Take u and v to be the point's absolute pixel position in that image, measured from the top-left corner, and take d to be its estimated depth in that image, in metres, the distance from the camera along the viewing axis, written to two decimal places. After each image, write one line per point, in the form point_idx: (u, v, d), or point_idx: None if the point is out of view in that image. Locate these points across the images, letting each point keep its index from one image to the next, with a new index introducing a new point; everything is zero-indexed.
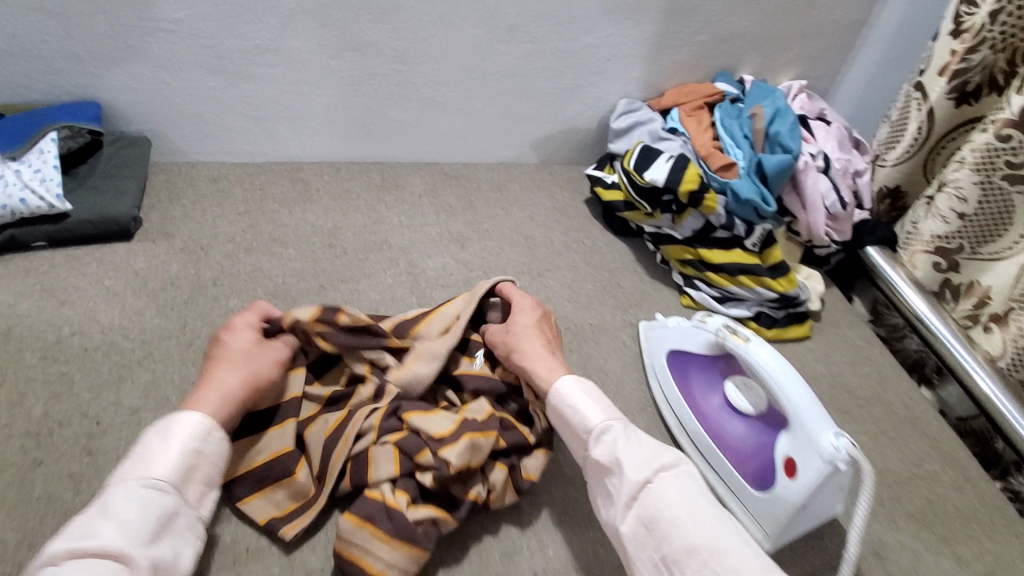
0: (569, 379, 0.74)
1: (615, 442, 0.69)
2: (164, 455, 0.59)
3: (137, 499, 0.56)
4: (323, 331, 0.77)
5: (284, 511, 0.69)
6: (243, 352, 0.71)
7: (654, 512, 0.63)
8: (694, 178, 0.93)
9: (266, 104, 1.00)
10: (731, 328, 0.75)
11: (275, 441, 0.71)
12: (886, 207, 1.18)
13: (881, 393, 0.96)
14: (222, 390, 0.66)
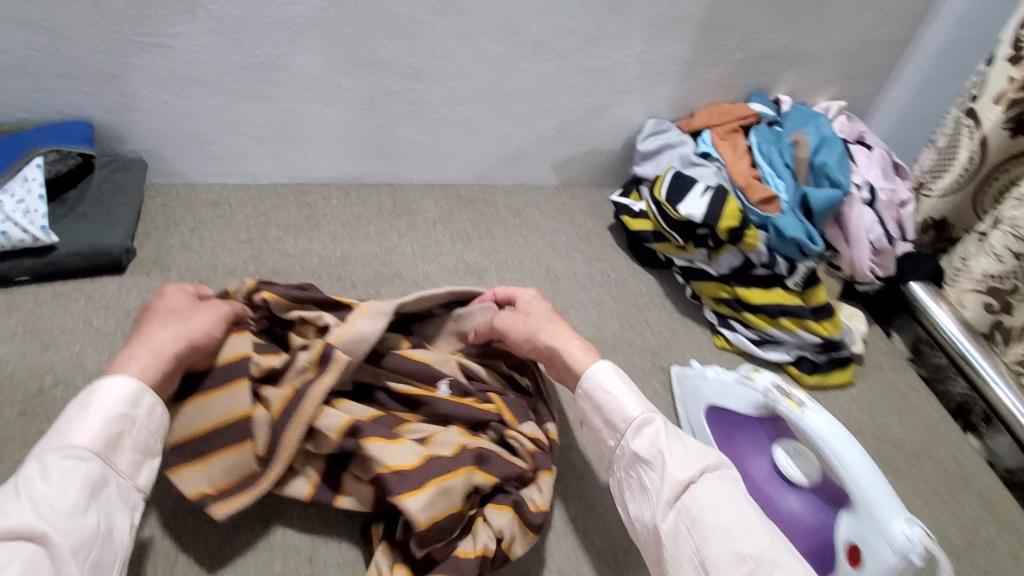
0: (607, 365, 0.69)
1: (658, 433, 0.64)
2: (82, 423, 0.54)
3: (56, 472, 0.51)
4: (264, 285, 0.73)
5: (219, 486, 0.63)
6: (176, 309, 0.65)
7: (697, 513, 0.59)
8: (735, 214, 0.86)
9: (272, 123, 0.93)
10: (782, 389, 0.69)
11: (226, 403, 0.64)
12: (931, 238, 1.10)
13: (928, 446, 0.90)
14: (161, 350, 0.60)
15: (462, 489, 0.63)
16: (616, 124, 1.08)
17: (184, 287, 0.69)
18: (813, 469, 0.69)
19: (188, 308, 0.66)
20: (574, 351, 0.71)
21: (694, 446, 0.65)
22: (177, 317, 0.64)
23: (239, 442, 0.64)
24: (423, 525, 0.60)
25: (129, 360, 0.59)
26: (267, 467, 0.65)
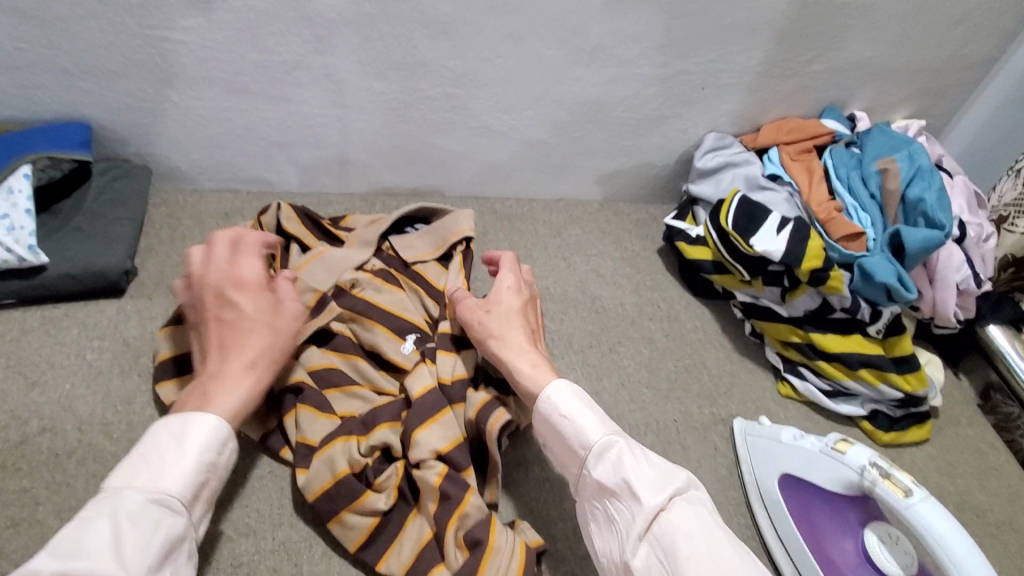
0: (565, 386, 0.62)
1: (620, 459, 0.56)
2: (174, 466, 0.51)
3: (142, 518, 0.47)
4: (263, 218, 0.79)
5: None
6: (263, 317, 0.63)
7: (669, 547, 0.50)
8: (819, 254, 0.76)
9: (291, 127, 0.84)
10: (883, 469, 0.60)
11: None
12: (1010, 276, 0.98)
13: (1014, 520, 0.79)
14: (260, 371, 0.60)
15: (343, 457, 0.63)
16: (674, 137, 0.97)
17: (259, 281, 0.66)
18: (910, 560, 0.61)
19: (274, 311, 0.65)
20: (526, 371, 0.65)
21: (662, 465, 0.57)
22: (269, 329, 0.63)
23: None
24: (313, 498, 0.62)
25: (230, 379, 0.58)
26: None
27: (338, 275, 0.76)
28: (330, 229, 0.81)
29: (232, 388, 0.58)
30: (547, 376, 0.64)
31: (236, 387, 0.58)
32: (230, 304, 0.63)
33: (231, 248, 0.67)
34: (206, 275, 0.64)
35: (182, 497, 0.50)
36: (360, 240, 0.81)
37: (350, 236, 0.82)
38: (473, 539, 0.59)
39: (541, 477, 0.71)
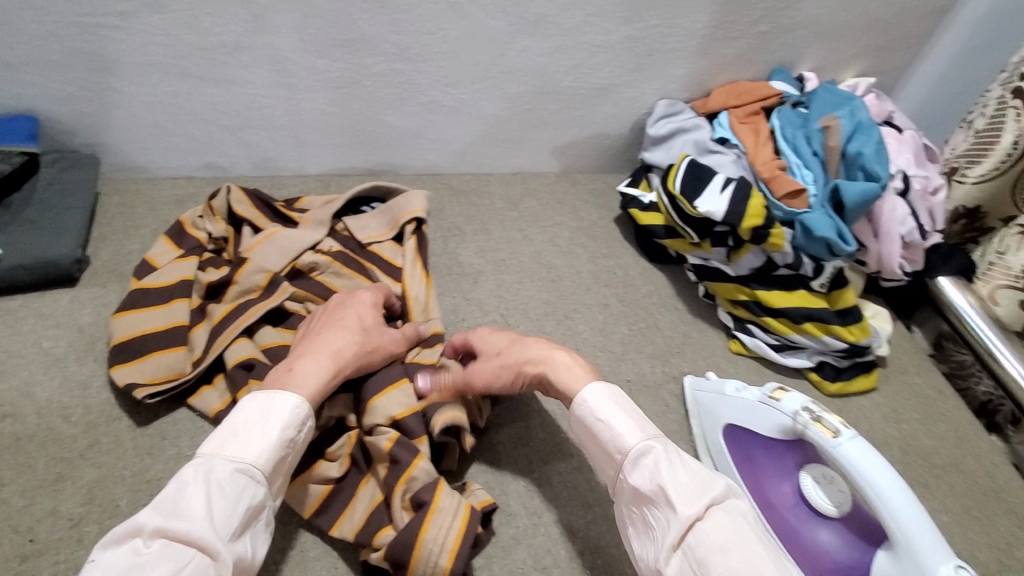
0: (601, 388, 0.61)
1: (657, 466, 0.55)
2: (258, 439, 0.53)
3: (229, 486, 0.50)
4: (212, 203, 0.80)
5: (151, 380, 0.67)
6: (361, 323, 0.68)
7: (702, 558, 0.49)
8: (759, 213, 0.78)
9: (237, 110, 0.84)
10: (813, 413, 0.61)
11: (165, 315, 0.71)
12: (960, 228, 1.01)
13: (960, 459, 0.82)
14: (341, 362, 0.63)
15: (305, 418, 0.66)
16: (626, 105, 0.98)
17: (372, 302, 0.72)
18: (844, 498, 0.61)
19: (373, 322, 0.69)
20: (562, 379, 0.63)
21: (698, 470, 0.55)
22: (368, 337, 0.67)
23: (174, 346, 0.69)
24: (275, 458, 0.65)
25: (315, 360, 0.61)
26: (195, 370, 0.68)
27: (295, 257, 0.77)
28: (282, 210, 0.82)
29: (315, 370, 0.60)
30: (584, 377, 0.63)
31: (315, 371, 0.60)
32: (342, 310, 0.69)
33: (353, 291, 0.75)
34: (335, 296, 0.72)
35: (264, 468, 0.53)
36: (314, 221, 0.82)
37: (305, 216, 0.83)
38: (421, 498, 0.62)
39: (495, 441, 0.73)
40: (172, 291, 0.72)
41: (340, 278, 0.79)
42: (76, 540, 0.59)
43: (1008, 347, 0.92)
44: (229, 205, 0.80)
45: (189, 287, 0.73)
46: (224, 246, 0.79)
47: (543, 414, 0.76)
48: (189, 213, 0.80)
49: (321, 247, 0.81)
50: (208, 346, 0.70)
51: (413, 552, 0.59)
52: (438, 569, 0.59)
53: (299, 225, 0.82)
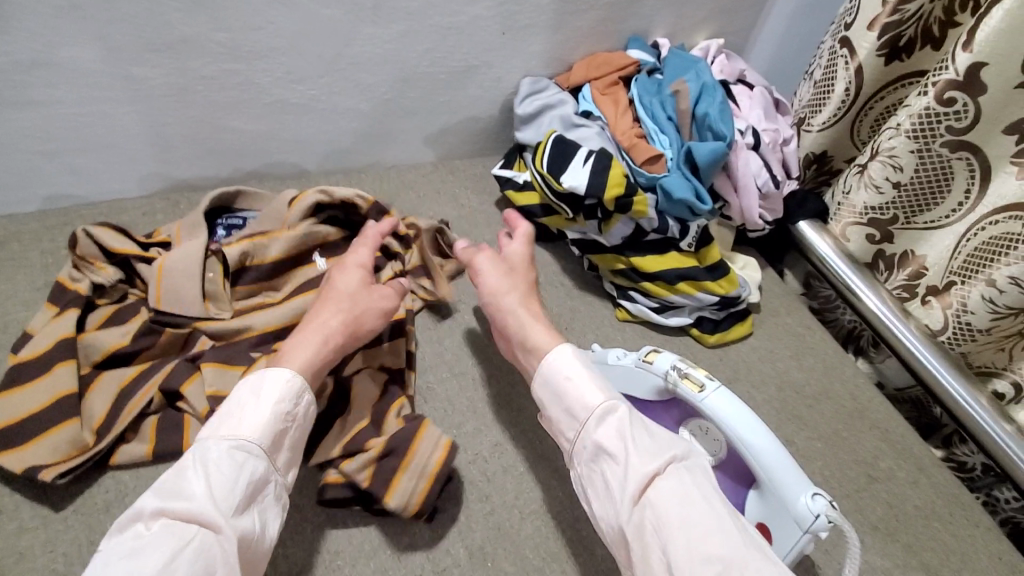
0: (569, 351, 0.62)
1: (621, 425, 0.56)
2: (253, 415, 0.55)
3: (225, 463, 0.51)
4: (82, 250, 0.69)
5: (56, 458, 0.58)
6: (348, 291, 0.67)
7: (659, 513, 0.50)
8: (619, 182, 0.79)
9: (49, 131, 0.74)
10: (681, 371, 0.63)
11: (48, 385, 0.61)
12: (813, 172, 1.09)
13: (828, 386, 0.89)
14: (326, 335, 0.63)
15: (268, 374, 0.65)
16: (489, 87, 0.97)
17: (360, 265, 0.71)
18: (719, 446, 0.63)
19: (364, 288, 0.68)
20: (539, 331, 0.65)
21: (664, 435, 0.56)
22: (356, 299, 0.67)
23: (67, 418, 0.59)
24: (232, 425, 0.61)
25: (302, 339, 0.62)
26: (106, 435, 0.60)
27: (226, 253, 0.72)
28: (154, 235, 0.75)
29: (303, 347, 0.61)
30: (555, 337, 0.65)
31: (302, 349, 0.61)
32: (331, 279, 0.69)
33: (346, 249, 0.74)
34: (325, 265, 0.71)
35: (261, 444, 0.54)
36: (186, 230, 0.75)
37: (173, 229, 0.76)
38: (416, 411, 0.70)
39: None
40: (54, 355, 0.62)
41: (272, 246, 0.76)
42: None
43: (860, 276, 1.00)
44: (101, 245, 0.69)
45: (72, 348, 0.63)
46: (125, 289, 0.71)
47: (433, 411, 0.75)
48: (63, 270, 0.70)
49: (213, 246, 0.75)
50: (113, 409, 0.62)
51: (413, 446, 0.66)
52: (428, 469, 0.65)
53: (174, 242, 0.75)
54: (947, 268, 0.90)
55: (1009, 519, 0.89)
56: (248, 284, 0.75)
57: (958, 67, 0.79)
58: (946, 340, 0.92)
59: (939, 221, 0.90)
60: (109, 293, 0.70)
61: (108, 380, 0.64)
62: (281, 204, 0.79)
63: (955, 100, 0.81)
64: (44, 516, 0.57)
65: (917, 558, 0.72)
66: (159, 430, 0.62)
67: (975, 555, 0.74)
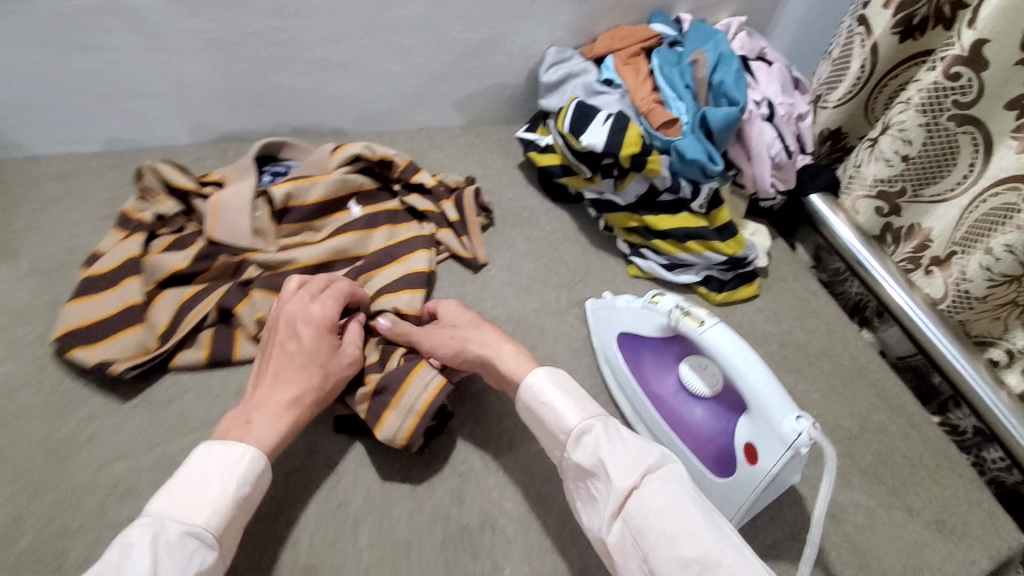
0: (544, 372, 0.65)
1: (596, 443, 0.58)
2: (209, 497, 0.52)
3: (174, 551, 0.48)
4: (150, 183, 0.78)
5: (121, 357, 0.65)
6: (318, 359, 0.65)
7: (640, 524, 0.52)
8: (636, 140, 0.85)
9: (116, 77, 0.82)
10: (684, 309, 0.69)
11: (119, 296, 0.69)
12: (827, 149, 1.13)
13: (828, 345, 0.93)
14: (298, 410, 0.62)
15: None
16: (516, 55, 1.02)
17: (324, 328, 0.67)
18: (716, 379, 0.70)
19: (331, 353, 0.67)
20: (507, 356, 0.68)
21: (639, 443, 0.58)
22: (327, 366, 0.66)
23: (134, 323, 0.68)
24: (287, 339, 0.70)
25: (273, 413, 0.61)
26: (165, 341, 0.68)
27: (273, 193, 0.80)
28: (207, 176, 0.82)
29: (271, 425, 0.60)
30: (529, 364, 0.67)
31: (275, 427, 0.60)
32: (299, 341, 0.66)
33: (302, 291, 0.70)
34: (291, 314, 0.67)
35: (213, 530, 0.51)
36: (237, 172, 0.83)
37: (224, 172, 0.83)
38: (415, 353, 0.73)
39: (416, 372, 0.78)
40: (125, 271, 0.71)
41: (314, 189, 0.83)
42: None
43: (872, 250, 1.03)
44: (164, 179, 0.78)
45: (138, 266, 0.72)
46: (184, 222, 0.79)
47: None
48: (129, 201, 0.78)
49: (261, 188, 0.82)
50: (172, 320, 0.69)
51: (403, 385, 0.69)
52: (416, 407, 0.67)
53: (225, 183, 0.82)
54: (950, 239, 0.94)
55: (994, 478, 0.95)
56: (292, 224, 0.82)
57: (963, 43, 0.82)
58: (948, 309, 0.96)
59: (945, 193, 0.93)
60: (169, 224, 0.78)
61: (167, 296, 0.71)
62: (324, 154, 0.88)
63: (960, 75, 0.84)
64: (113, 406, 0.64)
65: (902, 500, 0.78)
66: (214, 340, 0.70)
67: (957, 501, 0.80)
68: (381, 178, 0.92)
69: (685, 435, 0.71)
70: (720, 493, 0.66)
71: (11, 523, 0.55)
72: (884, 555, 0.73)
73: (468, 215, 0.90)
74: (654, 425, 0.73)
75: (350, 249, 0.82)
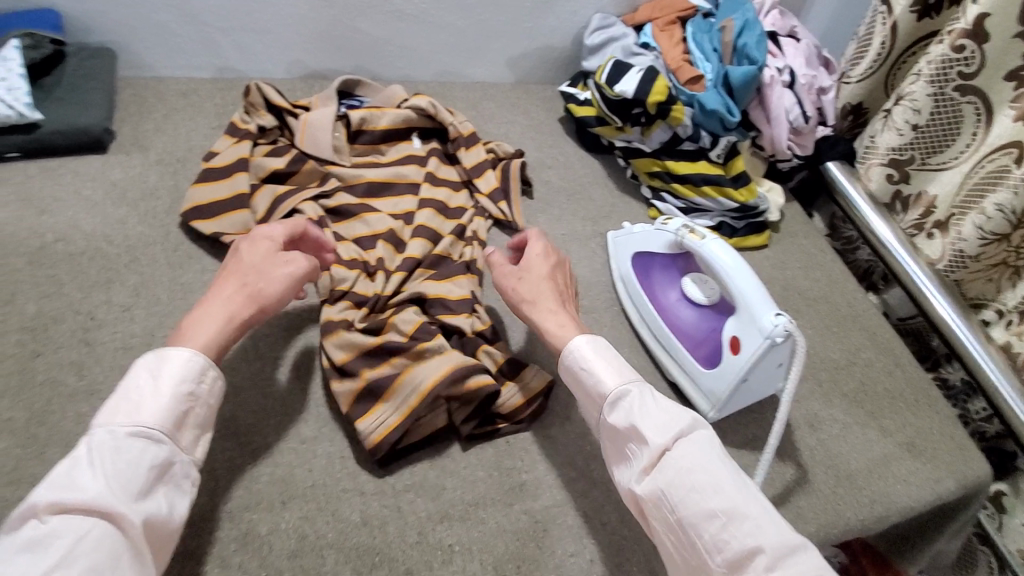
0: (584, 341, 0.70)
1: (631, 406, 0.65)
2: (150, 404, 0.56)
3: (125, 451, 0.52)
4: (256, 102, 0.94)
5: (230, 232, 0.81)
6: (256, 265, 0.68)
7: (672, 478, 0.60)
8: (662, 90, 0.96)
9: (232, 13, 0.98)
10: (689, 227, 0.80)
11: (231, 185, 0.85)
12: (849, 124, 1.21)
13: (829, 293, 1.02)
14: (235, 310, 0.64)
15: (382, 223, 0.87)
16: (565, 19, 1.15)
17: (267, 238, 0.71)
18: (714, 292, 0.81)
19: (271, 260, 0.69)
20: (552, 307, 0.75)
21: (670, 408, 0.65)
22: (269, 272, 0.68)
23: (240, 207, 0.83)
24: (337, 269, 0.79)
25: (208, 315, 0.63)
26: (263, 225, 0.83)
27: (351, 117, 0.96)
28: (298, 101, 0.98)
29: (206, 325, 0.62)
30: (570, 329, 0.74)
31: (210, 323, 0.62)
32: (243, 251, 0.69)
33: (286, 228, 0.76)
34: (244, 242, 0.70)
35: (163, 428, 0.55)
36: (321, 100, 0.99)
37: (312, 99, 0.99)
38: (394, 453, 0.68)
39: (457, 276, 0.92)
40: (235, 167, 0.87)
41: (383, 118, 0.98)
42: (130, 320, 0.72)
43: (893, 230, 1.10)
44: (266, 98, 0.94)
45: (246, 165, 0.88)
46: (277, 135, 0.95)
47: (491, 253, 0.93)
48: (236, 114, 0.94)
49: (340, 114, 0.98)
50: (269, 210, 0.84)
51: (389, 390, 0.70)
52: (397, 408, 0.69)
53: (311, 107, 0.98)
54: (952, 202, 1.02)
55: (977, 430, 1.04)
56: (363, 144, 0.97)
57: (968, 18, 0.93)
58: (944, 269, 1.04)
59: (949, 162, 1.02)
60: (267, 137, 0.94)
61: (266, 191, 0.86)
62: (392, 93, 1.03)
63: (964, 47, 0.94)
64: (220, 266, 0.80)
65: (876, 422, 0.87)
66: None
67: (929, 429, 0.89)
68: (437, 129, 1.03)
69: (681, 335, 0.81)
70: (709, 382, 0.77)
71: (144, 336, 0.71)
72: (853, 461, 0.83)
73: (512, 185, 0.97)
74: (658, 332, 0.83)
75: (408, 171, 0.95)
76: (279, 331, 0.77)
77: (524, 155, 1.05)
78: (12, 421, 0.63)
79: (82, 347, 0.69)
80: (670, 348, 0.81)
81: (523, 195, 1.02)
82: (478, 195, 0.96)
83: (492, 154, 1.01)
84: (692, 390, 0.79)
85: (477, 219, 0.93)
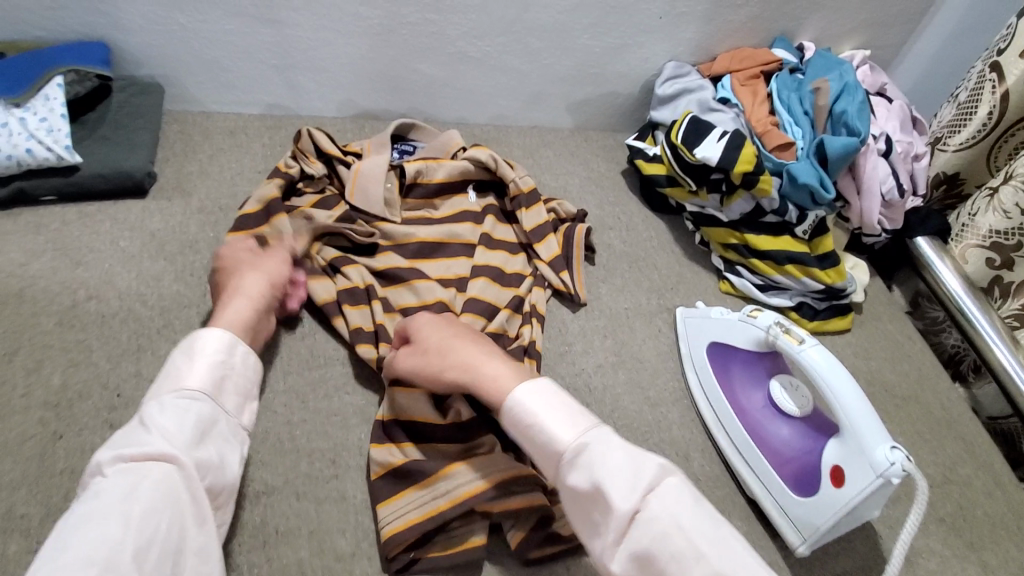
0: (528, 388, 0.58)
1: (591, 462, 0.53)
2: (191, 370, 0.57)
3: (173, 409, 0.54)
4: (306, 148, 0.88)
5: None
6: (250, 258, 0.71)
7: (648, 548, 0.49)
8: (750, 159, 0.87)
9: (286, 51, 0.92)
10: (783, 326, 0.71)
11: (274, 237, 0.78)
12: (941, 194, 1.10)
13: (920, 392, 0.91)
14: (250, 295, 0.66)
15: (433, 293, 0.79)
16: (636, 66, 1.06)
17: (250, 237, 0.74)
18: (806, 402, 0.73)
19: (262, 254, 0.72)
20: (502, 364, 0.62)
21: (633, 457, 0.53)
22: (258, 258, 0.72)
23: None
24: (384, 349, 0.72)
25: (226, 307, 0.65)
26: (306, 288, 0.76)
27: (405, 169, 0.88)
28: (349, 147, 0.91)
29: (228, 311, 0.64)
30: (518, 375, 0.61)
31: (234, 309, 0.64)
32: (230, 253, 0.72)
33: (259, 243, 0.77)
34: (224, 251, 0.72)
35: (203, 388, 0.57)
36: (374, 146, 0.91)
37: (365, 144, 0.92)
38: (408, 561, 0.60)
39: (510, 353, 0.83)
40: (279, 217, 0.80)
41: (439, 170, 0.90)
42: None
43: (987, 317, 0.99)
44: (316, 145, 0.88)
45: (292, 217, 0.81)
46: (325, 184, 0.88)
47: (549, 329, 0.85)
48: (284, 158, 0.87)
49: (393, 163, 0.90)
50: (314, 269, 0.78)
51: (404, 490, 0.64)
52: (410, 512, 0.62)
53: (362, 154, 0.91)
54: None
55: None
56: (416, 198, 0.90)
57: None
58: None
59: None
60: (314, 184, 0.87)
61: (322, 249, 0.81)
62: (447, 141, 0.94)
63: None
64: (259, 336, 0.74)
65: (978, 557, 0.76)
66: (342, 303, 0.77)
67: None
68: (495, 183, 0.95)
69: (768, 450, 0.72)
70: (800, 512, 0.68)
71: None
72: None
73: (573, 251, 0.89)
74: (739, 441, 0.75)
75: (463, 233, 0.87)
76: (319, 417, 0.70)
77: (586, 215, 0.97)
78: (24, 518, 0.56)
79: (105, 431, 0.62)
80: (755, 465, 0.72)
81: (585, 261, 0.94)
82: (537, 262, 0.88)
83: (553, 214, 0.93)
84: (780, 516, 0.70)
85: (534, 290, 0.85)
